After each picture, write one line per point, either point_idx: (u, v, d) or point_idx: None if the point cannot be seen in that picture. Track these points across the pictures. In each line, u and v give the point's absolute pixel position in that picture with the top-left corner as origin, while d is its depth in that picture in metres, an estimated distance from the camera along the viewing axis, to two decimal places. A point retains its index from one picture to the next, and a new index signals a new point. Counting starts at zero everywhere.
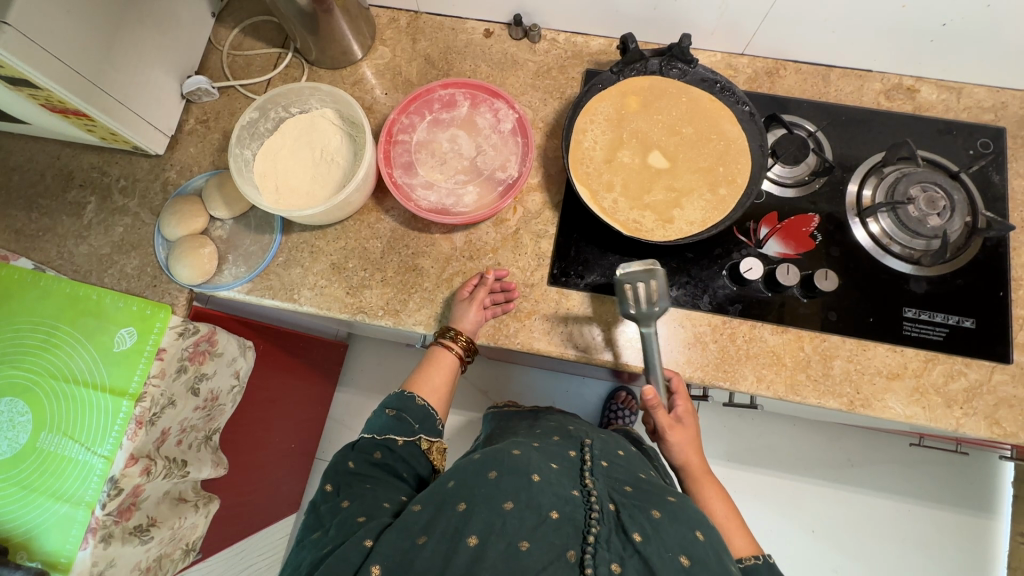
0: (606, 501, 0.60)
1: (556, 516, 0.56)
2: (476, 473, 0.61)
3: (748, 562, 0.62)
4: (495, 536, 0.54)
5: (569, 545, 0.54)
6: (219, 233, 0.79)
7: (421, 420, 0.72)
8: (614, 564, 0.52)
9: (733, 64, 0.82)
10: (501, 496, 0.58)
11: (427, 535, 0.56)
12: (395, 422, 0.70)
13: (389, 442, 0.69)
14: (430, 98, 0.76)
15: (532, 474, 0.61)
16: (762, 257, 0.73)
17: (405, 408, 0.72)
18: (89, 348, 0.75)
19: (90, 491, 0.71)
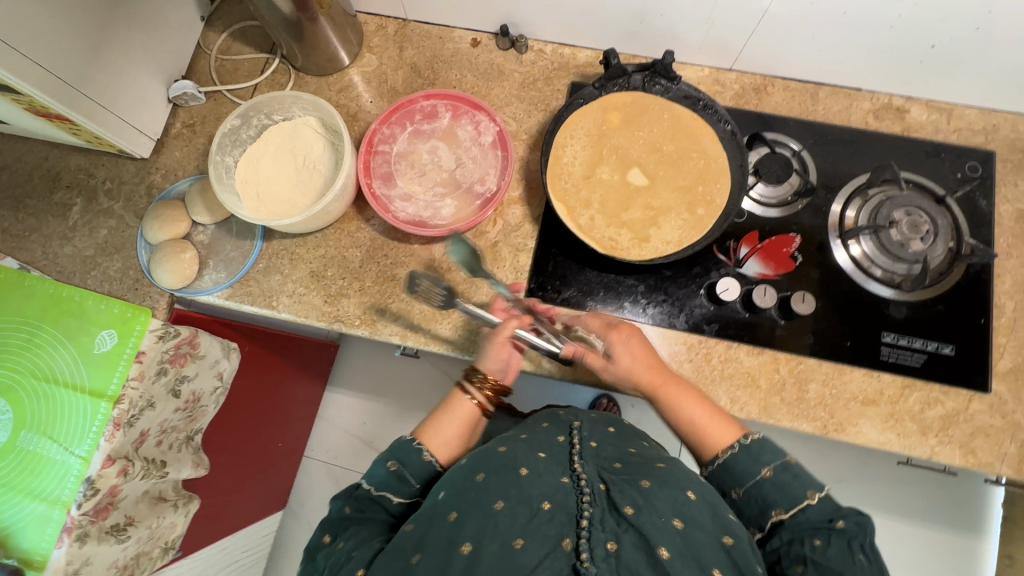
0: (596, 481, 0.57)
1: (548, 506, 0.53)
2: (464, 478, 0.58)
3: (725, 455, 0.61)
4: (488, 538, 0.51)
5: (564, 533, 0.51)
6: (202, 239, 0.80)
7: (423, 479, 0.65)
8: (610, 542, 0.50)
9: (720, 79, 0.81)
10: (490, 497, 0.54)
11: (421, 553, 0.52)
12: (397, 479, 0.63)
13: (387, 500, 0.63)
14: (412, 108, 0.76)
15: (519, 468, 0.57)
16: (740, 277, 0.73)
17: (410, 466, 0.64)
18: (70, 349, 0.75)
19: (66, 491, 0.72)
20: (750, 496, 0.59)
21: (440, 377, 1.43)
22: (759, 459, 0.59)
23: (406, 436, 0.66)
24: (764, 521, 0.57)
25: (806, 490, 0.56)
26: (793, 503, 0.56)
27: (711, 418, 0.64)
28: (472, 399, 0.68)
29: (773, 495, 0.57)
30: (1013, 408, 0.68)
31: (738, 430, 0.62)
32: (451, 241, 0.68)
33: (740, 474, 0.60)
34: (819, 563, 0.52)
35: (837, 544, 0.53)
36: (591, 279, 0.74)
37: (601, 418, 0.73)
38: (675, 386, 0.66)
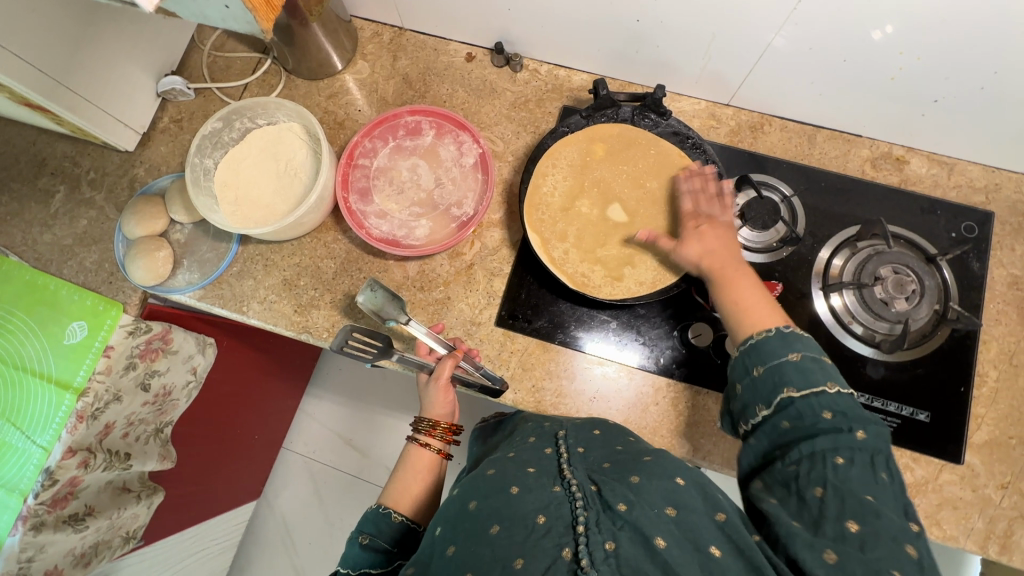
0: (587, 483, 0.56)
1: (543, 521, 0.51)
2: (459, 509, 0.56)
3: (759, 336, 0.58)
4: (487, 564, 0.49)
5: (563, 543, 0.49)
6: (179, 237, 0.80)
7: (400, 543, 0.65)
8: (609, 543, 0.49)
9: (717, 114, 0.79)
10: (484, 522, 0.53)
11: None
12: (371, 556, 0.62)
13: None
14: (396, 123, 0.76)
15: (510, 487, 0.55)
16: (716, 322, 0.71)
17: (380, 533, 0.64)
18: (40, 338, 0.75)
19: (25, 480, 0.74)
20: (771, 375, 0.55)
21: None
22: (792, 345, 0.56)
23: (370, 507, 0.67)
24: (773, 400, 0.54)
25: (827, 380, 0.53)
26: (810, 386, 0.53)
27: (760, 303, 0.61)
28: (431, 449, 0.72)
29: (792, 375, 0.54)
30: (985, 481, 0.66)
31: (782, 320, 0.59)
32: (364, 288, 0.67)
33: (768, 353, 0.57)
34: (840, 486, 0.47)
35: (860, 463, 0.49)
36: (564, 311, 0.73)
37: (585, 421, 0.68)
38: (738, 272, 0.63)
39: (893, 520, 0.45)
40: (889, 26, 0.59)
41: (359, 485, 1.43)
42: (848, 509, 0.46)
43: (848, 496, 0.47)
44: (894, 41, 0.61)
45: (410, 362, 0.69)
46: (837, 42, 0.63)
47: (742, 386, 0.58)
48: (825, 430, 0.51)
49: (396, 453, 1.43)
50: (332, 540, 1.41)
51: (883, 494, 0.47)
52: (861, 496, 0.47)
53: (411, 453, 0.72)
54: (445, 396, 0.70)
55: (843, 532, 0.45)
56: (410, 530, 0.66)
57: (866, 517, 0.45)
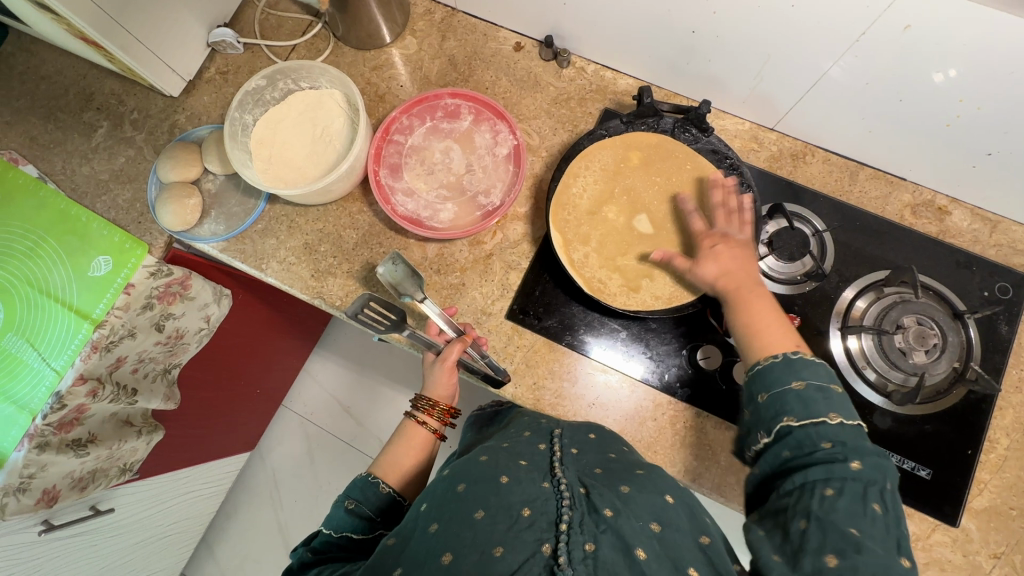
0: (576, 485, 0.56)
1: (527, 514, 0.53)
2: (446, 490, 0.57)
3: (764, 362, 0.57)
4: (466, 547, 0.51)
5: (543, 538, 0.51)
6: (210, 187, 0.81)
7: (386, 513, 0.66)
8: (589, 544, 0.49)
9: (759, 137, 0.77)
10: (472, 505, 0.54)
11: (402, 567, 0.52)
12: (354, 522, 0.64)
13: (349, 540, 0.63)
14: (436, 104, 0.75)
15: (500, 477, 0.57)
16: (727, 346, 0.70)
17: (367, 501, 0.66)
18: (67, 267, 0.78)
19: (37, 399, 0.76)
20: (772, 402, 0.54)
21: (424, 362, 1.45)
22: (796, 372, 0.55)
23: (359, 474, 0.68)
24: (772, 427, 0.54)
25: (830, 411, 0.52)
26: (811, 417, 0.52)
27: (771, 320, 0.60)
28: (428, 428, 0.73)
29: (793, 404, 0.53)
30: (977, 548, 0.64)
31: (792, 343, 0.58)
32: (387, 261, 0.67)
33: (771, 380, 0.55)
34: (824, 517, 0.47)
35: (850, 495, 0.48)
36: (575, 314, 0.73)
37: (583, 425, 0.69)
38: (753, 293, 0.62)
39: (876, 556, 0.44)
40: (953, 69, 0.56)
41: (350, 453, 1.46)
42: (830, 544, 0.45)
43: (830, 530, 0.46)
44: (955, 87, 0.58)
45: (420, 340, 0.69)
46: (896, 79, 0.61)
47: (747, 411, 0.57)
48: (820, 461, 0.50)
49: (390, 426, 1.45)
50: (317, 502, 1.45)
51: (872, 528, 0.46)
52: (844, 530, 0.46)
53: (406, 429, 0.73)
54: (449, 379, 0.71)
55: (821, 567, 0.44)
56: (395, 503, 0.68)
57: (848, 551, 0.45)
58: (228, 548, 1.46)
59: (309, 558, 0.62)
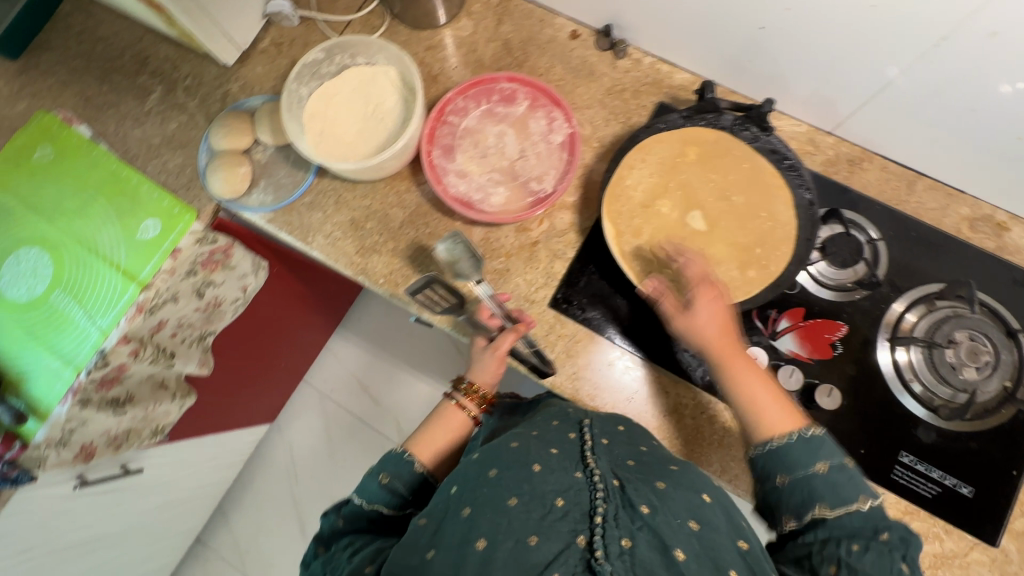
0: (610, 478, 0.56)
1: (561, 504, 0.53)
2: (477, 474, 0.58)
3: (779, 441, 0.58)
4: (503, 534, 0.51)
5: (578, 530, 0.51)
6: (259, 157, 0.81)
7: (416, 491, 0.68)
8: (625, 540, 0.50)
9: (816, 140, 0.76)
10: (504, 493, 0.54)
11: (436, 549, 0.53)
12: (386, 496, 0.65)
13: (379, 514, 0.65)
14: (493, 87, 0.74)
15: (532, 464, 0.57)
16: (771, 349, 0.70)
17: (400, 477, 0.67)
18: (116, 228, 0.79)
19: (82, 355, 0.76)
20: (797, 485, 0.56)
21: (445, 345, 1.46)
22: (816, 454, 0.57)
23: (395, 449, 0.69)
24: (803, 513, 0.55)
25: (857, 494, 0.55)
26: (840, 501, 0.54)
27: (771, 397, 0.61)
28: (467, 412, 0.73)
29: (823, 490, 0.55)
30: (1015, 569, 0.64)
31: (795, 417, 0.60)
32: (446, 239, 0.73)
33: (793, 464, 0.57)
34: (853, 567, 0.51)
35: (878, 552, 0.51)
36: (619, 307, 0.72)
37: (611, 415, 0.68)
38: (743, 366, 0.62)
39: None
40: None
41: (367, 431, 1.47)
42: None
43: None
44: None
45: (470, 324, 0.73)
46: (969, 89, 0.59)
47: (766, 489, 0.59)
48: (850, 531, 0.53)
49: (410, 408, 1.46)
50: (334, 478, 1.46)
51: None
52: None
53: (443, 409, 0.74)
54: (497, 366, 0.72)
55: None
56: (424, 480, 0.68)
57: None
58: (244, 517, 1.49)
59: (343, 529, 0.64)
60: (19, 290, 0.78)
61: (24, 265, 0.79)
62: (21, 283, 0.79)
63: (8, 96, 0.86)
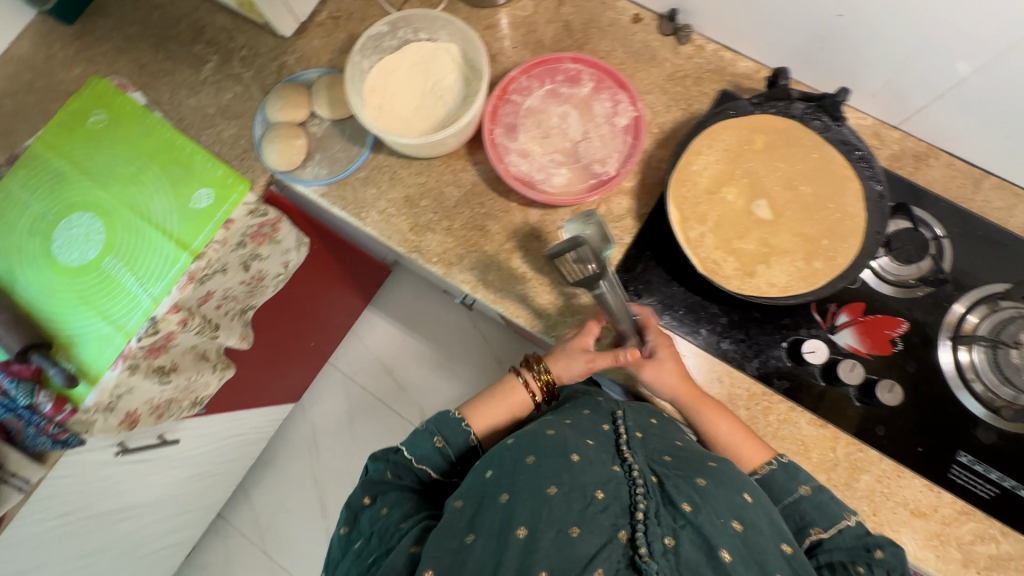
0: (648, 473, 0.57)
1: (601, 496, 0.53)
2: (515, 460, 0.58)
3: (763, 472, 0.63)
4: (545, 523, 0.51)
5: (618, 524, 0.51)
6: (315, 131, 0.81)
7: (462, 459, 0.71)
8: (668, 538, 0.49)
9: (881, 134, 0.75)
10: (545, 481, 0.54)
11: (476, 533, 0.52)
12: (437, 456, 0.69)
13: (425, 473, 0.69)
14: (557, 67, 0.74)
15: (571, 454, 0.57)
16: (829, 343, 0.69)
17: (453, 444, 0.70)
18: (170, 196, 0.79)
19: (132, 322, 0.76)
20: (789, 512, 0.61)
21: (474, 335, 1.47)
22: (797, 478, 0.61)
23: (452, 414, 0.72)
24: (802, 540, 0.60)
25: (843, 512, 0.59)
26: (830, 522, 0.59)
27: (744, 434, 0.65)
28: (529, 393, 0.73)
29: (812, 514, 0.59)
30: None
31: (765, 451, 0.64)
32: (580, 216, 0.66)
33: (779, 491, 0.62)
34: None
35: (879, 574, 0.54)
36: (675, 295, 0.71)
37: (643, 408, 0.71)
38: (710, 407, 0.66)
39: None
40: None
41: (390, 415, 1.47)
42: None
43: None
44: None
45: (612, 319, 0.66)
46: None
47: None
48: (848, 550, 0.57)
49: (433, 394, 1.46)
50: (355, 460, 1.47)
51: None
52: None
53: (508, 384, 0.75)
54: (581, 371, 0.69)
55: None
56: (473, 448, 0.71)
57: None
58: (264, 494, 1.49)
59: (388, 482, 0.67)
60: (72, 254, 0.79)
61: (77, 229, 0.79)
62: (73, 248, 0.79)
63: (64, 61, 0.86)
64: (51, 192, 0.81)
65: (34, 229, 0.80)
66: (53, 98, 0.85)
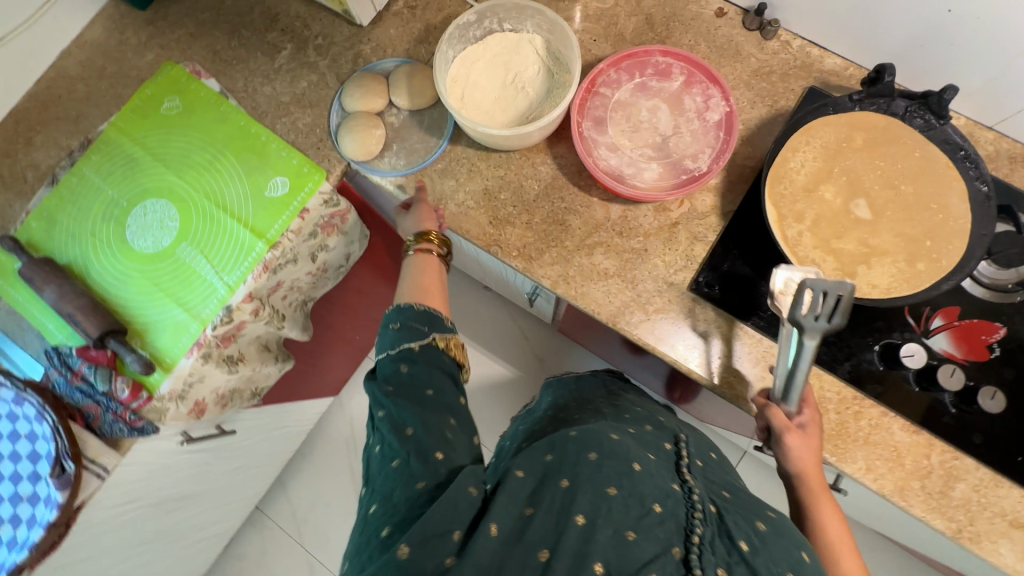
0: (708, 502, 0.54)
1: (658, 510, 0.50)
2: (576, 449, 0.53)
3: None
4: (605, 522, 0.48)
5: (672, 541, 0.48)
6: (393, 120, 0.80)
7: (429, 322, 0.64)
8: (721, 569, 0.47)
9: (974, 135, 0.73)
10: (605, 479, 0.51)
11: (535, 507, 0.49)
12: (406, 331, 0.63)
13: (407, 351, 0.61)
14: (646, 60, 0.73)
15: (633, 462, 0.53)
16: (925, 347, 0.67)
17: (405, 315, 0.64)
18: (245, 184, 0.78)
19: (208, 309, 0.76)
20: None
21: (513, 332, 1.44)
22: None
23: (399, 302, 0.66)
24: None
25: None
26: None
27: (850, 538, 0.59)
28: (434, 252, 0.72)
29: None
30: None
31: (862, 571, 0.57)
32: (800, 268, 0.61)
33: None
34: None
35: None
36: (763, 294, 0.70)
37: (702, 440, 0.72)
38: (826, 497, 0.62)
39: None
40: None
41: None
42: None
43: None
44: None
45: (794, 382, 0.60)
46: None
47: None
48: None
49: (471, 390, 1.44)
50: None
51: None
52: None
53: (417, 262, 0.72)
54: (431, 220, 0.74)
55: None
56: (425, 307, 0.66)
57: None
58: (300, 483, 1.49)
59: (393, 393, 0.57)
60: (146, 240, 0.78)
61: (151, 215, 0.79)
62: (147, 234, 0.78)
63: (138, 47, 0.86)
64: (124, 178, 0.80)
65: (108, 215, 0.79)
66: (125, 83, 0.85)
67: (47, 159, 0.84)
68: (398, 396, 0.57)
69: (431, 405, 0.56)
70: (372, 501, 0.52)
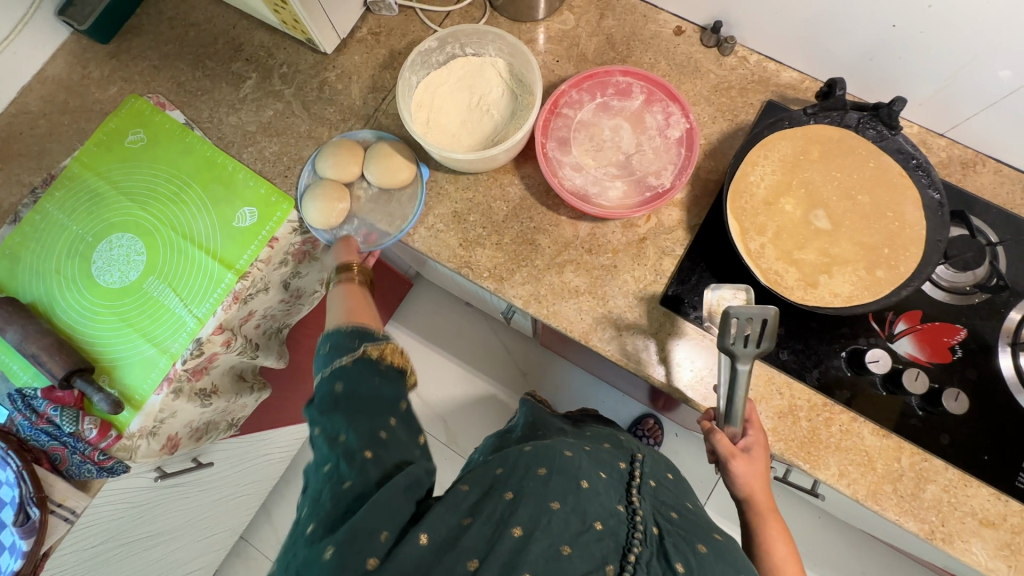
0: (651, 523, 0.55)
1: (599, 527, 0.52)
2: (526, 465, 0.55)
3: None
4: (543, 535, 0.49)
5: (608, 558, 0.50)
6: (360, 194, 0.77)
7: (362, 335, 0.61)
8: None
9: (928, 142, 0.75)
10: (549, 494, 0.52)
11: (473, 517, 0.50)
12: (337, 351, 0.60)
13: (339, 369, 0.58)
14: (607, 80, 0.75)
15: (580, 480, 0.55)
16: (890, 352, 0.69)
17: (336, 337, 0.61)
18: (212, 215, 0.77)
19: (177, 344, 0.74)
20: None
21: (496, 347, 1.44)
22: None
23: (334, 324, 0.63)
24: None
25: None
26: None
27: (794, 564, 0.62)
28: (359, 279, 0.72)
29: None
30: None
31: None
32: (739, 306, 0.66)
33: None
34: None
35: None
36: None
37: (660, 460, 0.73)
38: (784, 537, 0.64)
39: None
40: None
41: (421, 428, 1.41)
42: None
43: None
44: None
45: (734, 403, 0.62)
46: None
47: None
48: None
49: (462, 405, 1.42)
50: None
51: None
52: None
53: (343, 295, 0.70)
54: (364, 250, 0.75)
55: None
56: (356, 323, 0.63)
57: None
58: (284, 508, 1.47)
59: (327, 411, 0.56)
60: (112, 275, 0.77)
61: (117, 249, 0.78)
62: (113, 269, 0.77)
63: (100, 81, 0.85)
64: (87, 214, 0.79)
65: (72, 251, 0.78)
66: (88, 117, 0.84)
67: (9, 197, 0.82)
68: (331, 413, 0.55)
69: (369, 411, 0.55)
70: (305, 504, 0.52)
